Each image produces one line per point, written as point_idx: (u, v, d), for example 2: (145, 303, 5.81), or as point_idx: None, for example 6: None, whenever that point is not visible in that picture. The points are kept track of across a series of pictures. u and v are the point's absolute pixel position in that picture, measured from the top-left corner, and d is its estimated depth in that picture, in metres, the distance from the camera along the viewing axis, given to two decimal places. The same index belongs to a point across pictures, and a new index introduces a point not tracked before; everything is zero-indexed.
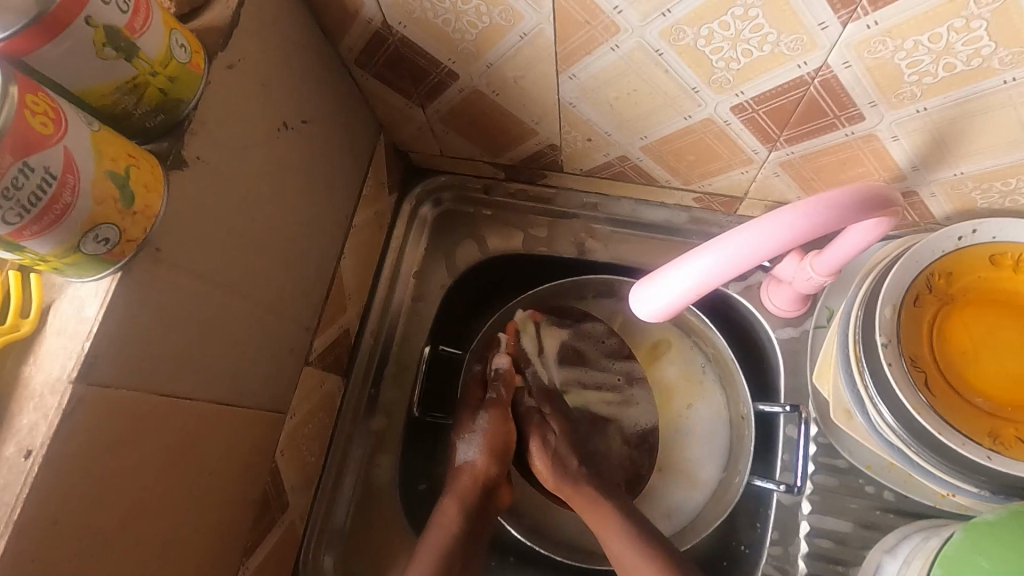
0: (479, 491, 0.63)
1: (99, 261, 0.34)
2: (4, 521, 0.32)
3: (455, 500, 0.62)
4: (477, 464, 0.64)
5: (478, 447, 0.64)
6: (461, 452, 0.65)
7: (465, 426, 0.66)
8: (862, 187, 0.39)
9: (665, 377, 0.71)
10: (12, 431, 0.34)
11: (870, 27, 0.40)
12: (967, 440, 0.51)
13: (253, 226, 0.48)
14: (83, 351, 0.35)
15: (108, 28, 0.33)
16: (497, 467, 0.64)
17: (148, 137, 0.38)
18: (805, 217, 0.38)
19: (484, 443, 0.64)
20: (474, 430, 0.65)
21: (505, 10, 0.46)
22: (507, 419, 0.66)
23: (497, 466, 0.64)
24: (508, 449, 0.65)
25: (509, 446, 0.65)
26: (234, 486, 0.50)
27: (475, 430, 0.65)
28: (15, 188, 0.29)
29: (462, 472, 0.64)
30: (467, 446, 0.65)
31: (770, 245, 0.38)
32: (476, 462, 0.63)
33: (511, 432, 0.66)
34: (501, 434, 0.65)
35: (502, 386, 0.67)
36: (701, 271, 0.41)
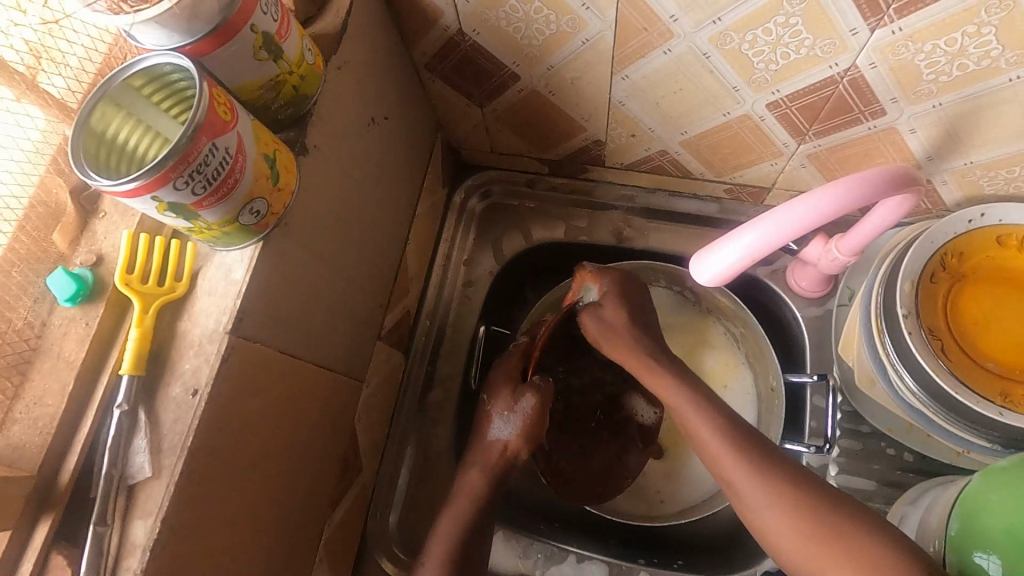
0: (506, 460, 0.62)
1: (249, 231, 0.41)
2: (179, 447, 0.38)
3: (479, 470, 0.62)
4: (511, 442, 0.62)
5: (516, 426, 0.62)
6: (496, 429, 0.63)
7: (502, 402, 0.64)
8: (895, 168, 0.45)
9: (701, 359, 0.77)
10: (177, 375, 0.40)
11: (895, 33, 0.46)
12: (980, 399, 0.57)
13: (347, 209, 0.54)
14: (235, 307, 0.41)
15: (265, 34, 0.39)
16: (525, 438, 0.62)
17: (278, 127, 0.45)
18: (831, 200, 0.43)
19: (521, 424, 0.62)
20: (515, 410, 0.62)
21: (572, 18, 0.52)
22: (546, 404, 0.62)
23: (525, 448, 0.63)
24: (536, 426, 0.63)
25: (544, 424, 0.63)
26: (326, 442, 0.56)
27: (519, 409, 0.62)
28: (204, 165, 0.35)
29: (496, 446, 0.63)
30: (504, 424, 0.63)
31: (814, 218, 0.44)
32: (512, 439, 0.62)
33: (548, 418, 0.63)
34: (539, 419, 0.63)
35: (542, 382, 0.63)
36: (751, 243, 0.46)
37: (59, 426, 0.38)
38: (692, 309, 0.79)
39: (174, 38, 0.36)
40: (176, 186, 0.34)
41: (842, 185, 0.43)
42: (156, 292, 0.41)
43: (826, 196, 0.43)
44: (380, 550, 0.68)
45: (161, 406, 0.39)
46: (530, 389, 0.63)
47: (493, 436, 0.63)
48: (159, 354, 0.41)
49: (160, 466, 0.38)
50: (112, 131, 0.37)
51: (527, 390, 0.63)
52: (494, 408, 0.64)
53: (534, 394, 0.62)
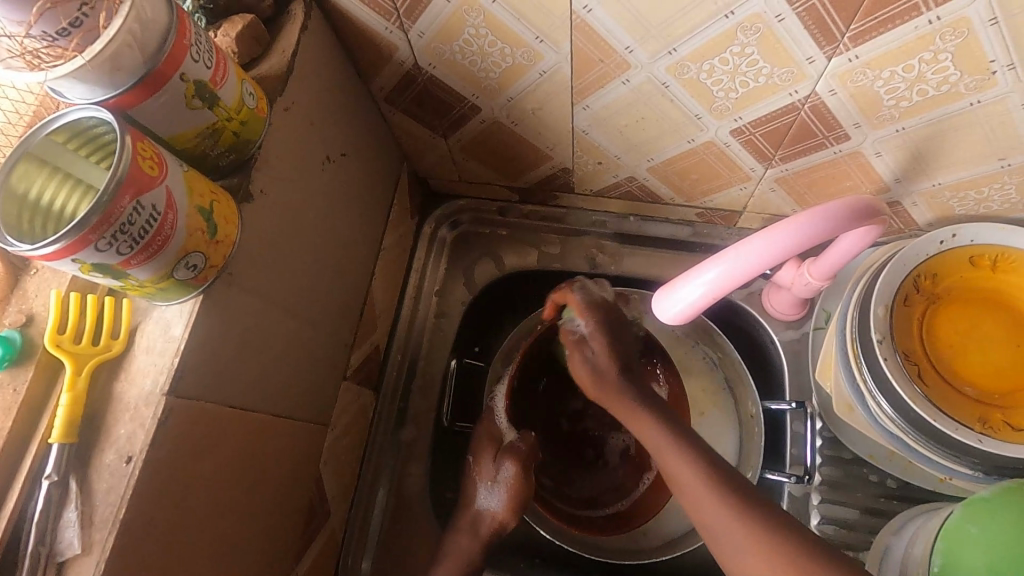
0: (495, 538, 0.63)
1: (187, 286, 0.39)
2: (112, 520, 0.36)
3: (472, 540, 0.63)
4: (500, 512, 0.63)
5: (502, 496, 0.64)
6: (483, 499, 0.65)
7: (486, 473, 0.65)
8: (856, 200, 0.43)
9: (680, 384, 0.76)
10: (111, 441, 0.38)
11: (852, 60, 0.45)
12: (959, 425, 0.55)
13: (302, 251, 0.52)
14: (173, 366, 0.39)
15: (197, 82, 0.37)
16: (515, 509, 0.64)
17: (220, 174, 0.43)
18: (788, 236, 0.42)
19: (507, 496, 0.63)
20: (497, 480, 0.64)
21: (527, 51, 0.51)
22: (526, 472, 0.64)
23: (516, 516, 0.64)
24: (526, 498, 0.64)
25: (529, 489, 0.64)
26: (286, 493, 0.54)
27: (500, 481, 0.64)
28: (129, 224, 0.33)
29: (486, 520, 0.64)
30: (490, 494, 0.64)
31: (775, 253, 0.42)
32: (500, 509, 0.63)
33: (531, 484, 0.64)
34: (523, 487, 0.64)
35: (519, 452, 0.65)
36: (712, 279, 0.45)
37: None
38: (669, 334, 0.77)
39: (97, 92, 0.34)
40: (98, 247, 0.32)
41: (798, 221, 0.42)
42: (90, 351, 0.39)
43: (782, 232, 0.42)
44: None
45: (94, 475, 0.37)
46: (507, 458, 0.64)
47: (479, 508, 0.65)
48: (94, 418, 0.39)
49: (91, 541, 0.36)
50: (34, 189, 0.35)
51: (505, 458, 0.64)
52: (478, 480, 0.65)
53: (513, 464, 0.63)
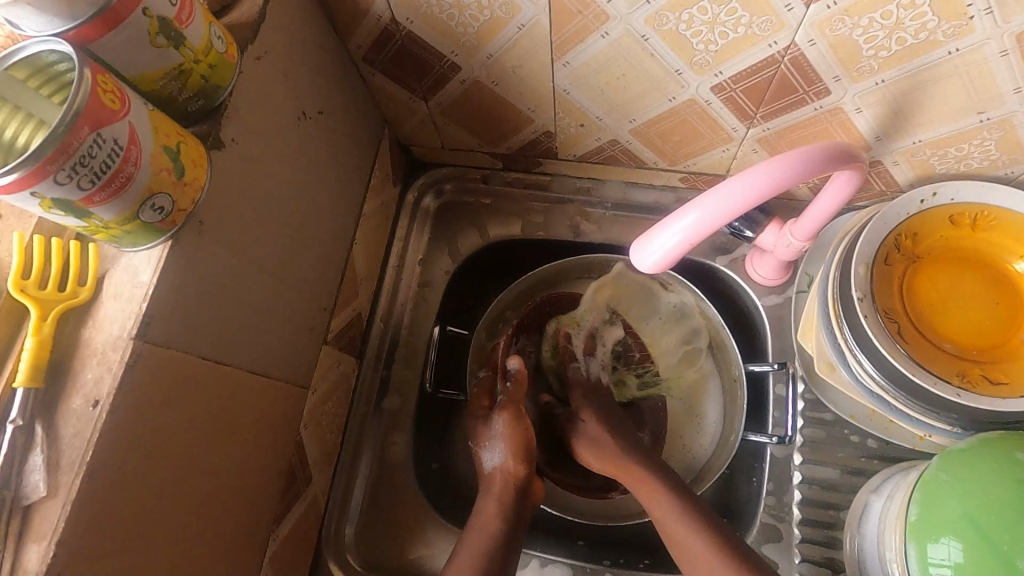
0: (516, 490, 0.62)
1: (154, 229, 0.38)
2: (78, 463, 0.35)
3: (494, 502, 0.61)
4: (506, 464, 0.62)
5: (502, 450, 0.63)
6: (487, 461, 0.64)
7: (482, 438, 0.65)
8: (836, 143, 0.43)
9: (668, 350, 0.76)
10: (78, 386, 0.37)
11: (830, 7, 0.45)
12: (938, 380, 0.56)
13: (277, 207, 0.51)
14: (140, 311, 0.38)
15: (161, 18, 0.37)
16: (528, 459, 0.63)
17: (189, 121, 0.42)
18: (763, 177, 0.41)
19: (507, 447, 0.63)
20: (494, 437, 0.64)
21: (505, 3, 0.51)
22: (519, 414, 0.64)
23: (524, 463, 0.62)
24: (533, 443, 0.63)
25: (530, 436, 0.64)
26: (265, 454, 0.54)
27: (494, 436, 0.64)
28: (89, 158, 0.32)
29: (496, 479, 0.62)
30: (493, 453, 0.64)
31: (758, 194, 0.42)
32: (504, 463, 0.62)
33: (529, 426, 0.64)
34: (520, 432, 0.63)
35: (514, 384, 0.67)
36: (693, 223, 0.44)
37: None
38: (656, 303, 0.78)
39: (55, 23, 0.34)
40: (57, 179, 0.32)
41: (773, 163, 0.42)
42: (57, 297, 0.38)
43: (757, 173, 0.41)
44: (335, 564, 0.65)
45: (60, 420, 0.37)
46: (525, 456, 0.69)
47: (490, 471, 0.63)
48: (61, 365, 0.38)
49: (57, 484, 0.35)
50: None
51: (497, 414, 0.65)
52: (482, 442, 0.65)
53: (506, 415, 0.64)
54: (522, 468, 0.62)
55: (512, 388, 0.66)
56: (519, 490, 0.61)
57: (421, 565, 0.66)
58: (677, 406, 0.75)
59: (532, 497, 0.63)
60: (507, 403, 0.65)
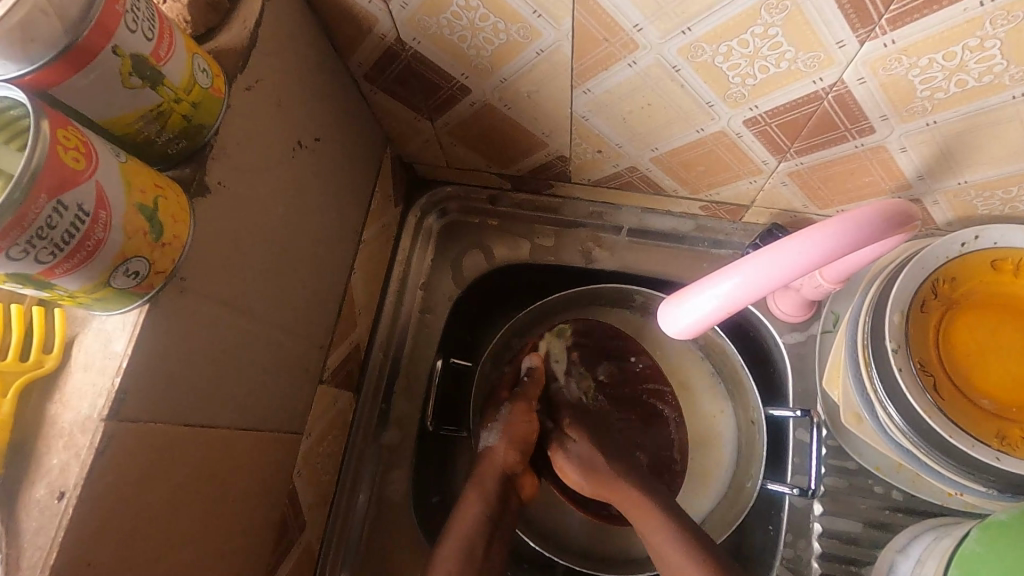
0: (505, 480, 0.62)
1: (128, 295, 0.34)
2: (40, 566, 0.31)
3: (478, 492, 0.60)
4: (498, 448, 0.63)
5: (496, 435, 0.64)
6: (483, 439, 0.65)
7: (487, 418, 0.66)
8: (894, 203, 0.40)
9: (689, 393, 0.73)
10: (42, 472, 0.33)
11: (887, 46, 0.40)
12: (976, 442, 0.52)
13: (269, 248, 0.47)
14: (114, 387, 0.34)
15: (134, 56, 0.32)
16: (523, 454, 0.63)
17: (168, 164, 0.38)
18: (811, 246, 0.39)
19: (506, 431, 0.64)
20: (496, 421, 0.65)
21: (523, 27, 0.46)
22: (529, 407, 0.65)
23: (518, 452, 0.63)
24: (533, 440, 0.64)
25: (532, 431, 0.64)
26: (255, 511, 0.50)
27: (499, 419, 0.65)
28: (49, 228, 0.28)
29: (486, 458, 0.63)
30: (489, 433, 0.65)
31: (807, 257, 0.39)
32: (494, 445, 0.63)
33: (534, 422, 0.65)
34: (524, 424, 0.64)
35: (533, 380, 0.67)
36: (731, 288, 0.42)
37: None
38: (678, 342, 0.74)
39: (10, 66, 0.29)
40: (10, 255, 0.27)
41: (822, 228, 0.39)
42: (17, 369, 0.34)
43: (801, 241, 0.39)
44: None
45: (23, 512, 0.33)
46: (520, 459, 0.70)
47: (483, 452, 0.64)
48: (24, 446, 0.34)
49: None
50: None
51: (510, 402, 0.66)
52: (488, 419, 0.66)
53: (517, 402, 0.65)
54: (513, 456, 0.63)
55: (530, 380, 0.67)
56: (502, 476, 0.61)
57: None
58: (696, 451, 0.71)
59: (519, 490, 0.63)
60: (524, 394, 0.66)
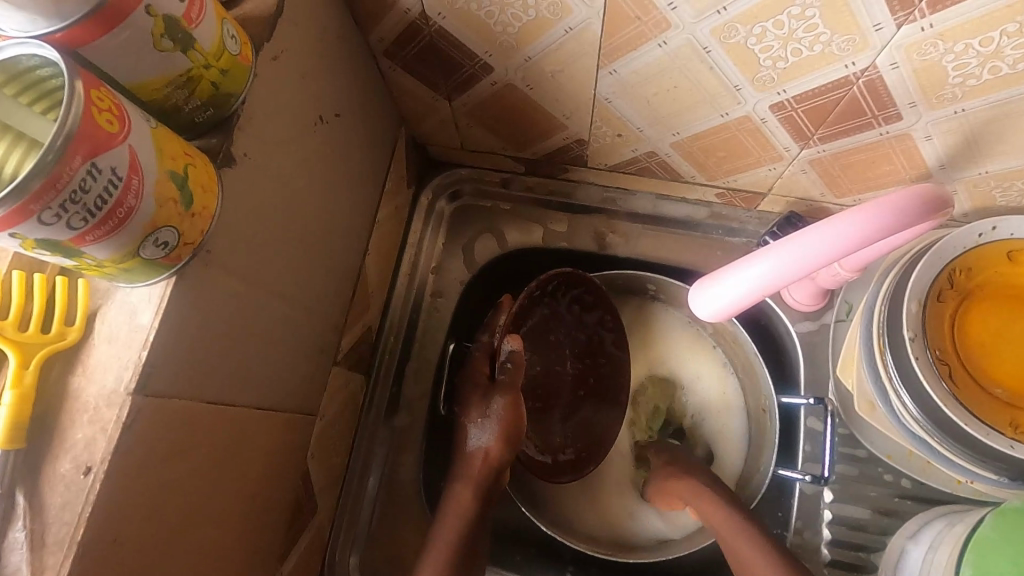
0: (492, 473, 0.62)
1: (156, 266, 0.33)
2: (67, 542, 0.30)
3: (468, 485, 0.61)
4: (491, 448, 0.62)
5: (492, 430, 0.62)
6: (473, 438, 0.63)
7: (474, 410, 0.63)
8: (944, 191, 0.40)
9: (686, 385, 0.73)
10: (66, 447, 0.32)
11: (925, 30, 0.40)
12: (991, 430, 0.52)
13: (290, 224, 0.46)
14: (140, 361, 0.33)
15: (167, 17, 0.31)
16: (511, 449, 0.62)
17: (194, 133, 0.36)
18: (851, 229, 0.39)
19: (498, 429, 0.62)
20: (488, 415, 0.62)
21: (554, 4, 0.45)
22: (518, 404, 0.62)
23: (509, 450, 0.62)
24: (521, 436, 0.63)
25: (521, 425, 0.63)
26: (271, 491, 0.49)
27: (491, 415, 0.63)
28: (82, 192, 0.27)
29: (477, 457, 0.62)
30: (480, 431, 0.63)
31: (845, 241, 0.39)
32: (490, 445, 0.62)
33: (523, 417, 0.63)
34: (513, 420, 0.62)
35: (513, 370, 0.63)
36: (766, 271, 0.43)
37: None
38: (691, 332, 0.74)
39: (39, 23, 0.27)
40: (42, 220, 0.26)
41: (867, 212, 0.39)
42: (40, 341, 0.33)
43: (841, 224, 0.40)
44: None
45: (46, 487, 0.32)
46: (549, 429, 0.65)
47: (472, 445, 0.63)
48: (47, 420, 0.33)
49: (43, 566, 0.30)
50: None
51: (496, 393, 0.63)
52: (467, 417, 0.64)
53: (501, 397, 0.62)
54: (502, 453, 0.62)
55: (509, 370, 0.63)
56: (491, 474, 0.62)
57: None
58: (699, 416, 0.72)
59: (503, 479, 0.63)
60: (511, 385, 0.62)
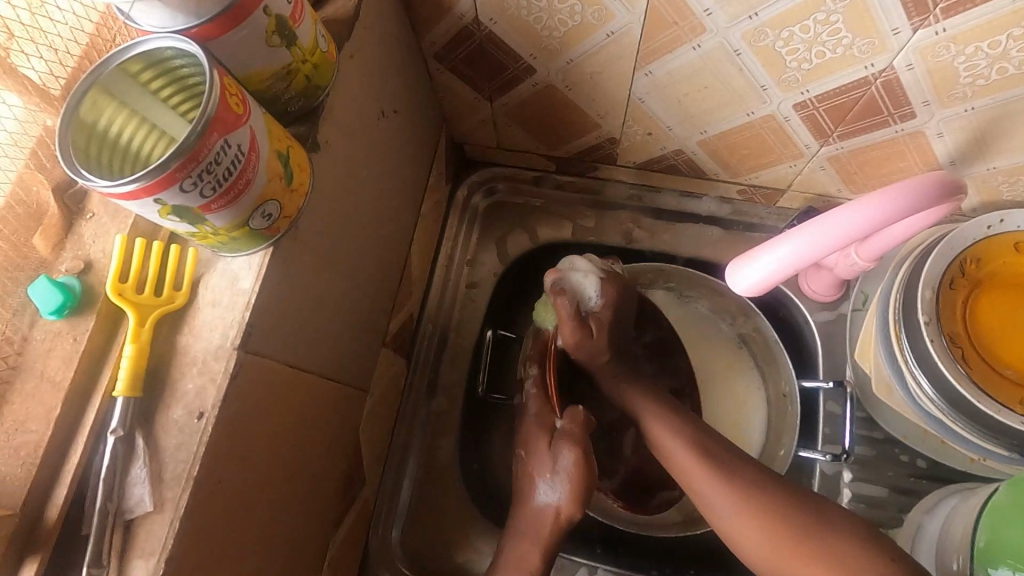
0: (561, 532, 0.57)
1: (259, 236, 0.37)
2: (184, 478, 0.34)
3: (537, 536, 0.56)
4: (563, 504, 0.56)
5: (563, 488, 0.56)
6: (541, 493, 0.57)
7: (542, 464, 0.57)
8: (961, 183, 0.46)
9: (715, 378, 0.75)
10: (178, 395, 0.36)
11: (938, 34, 0.44)
12: (1003, 407, 0.55)
13: (356, 209, 0.50)
14: (243, 320, 0.37)
15: (278, 17, 0.35)
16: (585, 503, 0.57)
17: (287, 121, 0.41)
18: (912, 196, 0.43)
19: (568, 487, 0.56)
20: (557, 469, 0.56)
21: (599, 10, 0.49)
22: (588, 456, 0.56)
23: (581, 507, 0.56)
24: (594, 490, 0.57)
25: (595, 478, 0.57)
26: (330, 458, 0.53)
27: (559, 470, 0.56)
28: (215, 164, 0.31)
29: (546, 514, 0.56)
30: (550, 488, 0.56)
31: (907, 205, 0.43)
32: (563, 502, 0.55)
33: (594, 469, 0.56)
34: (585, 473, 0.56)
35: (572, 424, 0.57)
36: (835, 228, 0.45)
37: (45, 456, 0.34)
38: (717, 324, 0.77)
39: (179, 19, 0.32)
40: (183, 187, 0.30)
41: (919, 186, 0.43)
42: (153, 303, 0.37)
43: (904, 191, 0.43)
44: (383, 566, 0.65)
45: (160, 431, 0.36)
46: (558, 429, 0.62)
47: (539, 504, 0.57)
48: (157, 374, 0.37)
49: (163, 498, 0.34)
50: (103, 123, 0.33)
51: (562, 444, 0.56)
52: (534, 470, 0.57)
53: (574, 452, 0.55)
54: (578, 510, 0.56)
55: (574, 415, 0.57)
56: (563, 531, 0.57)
57: (468, 568, 0.66)
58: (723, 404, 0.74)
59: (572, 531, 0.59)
60: (577, 437, 0.56)
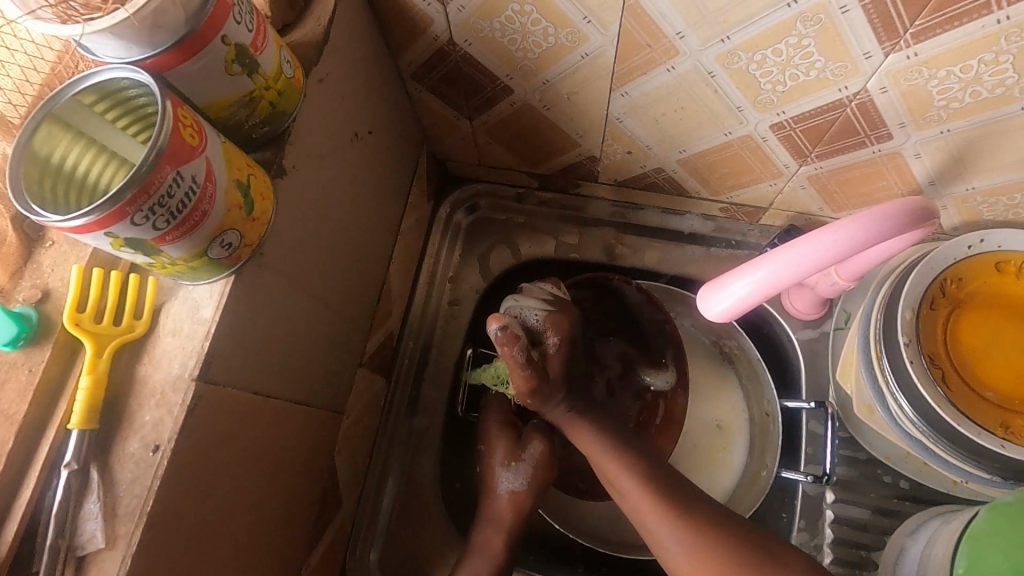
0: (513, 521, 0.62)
1: (220, 265, 0.36)
2: (138, 513, 0.34)
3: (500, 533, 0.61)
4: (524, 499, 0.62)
5: (527, 474, 0.62)
6: (503, 481, 0.62)
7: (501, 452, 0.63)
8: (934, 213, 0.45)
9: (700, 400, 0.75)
10: (135, 427, 0.36)
11: (909, 58, 0.44)
12: (983, 430, 0.55)
13: (328, 231, 0.50)
14: (202, 351, 0.36)
15: (238, 46, 0.35)
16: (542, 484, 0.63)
17: (251, 147, 0.40)
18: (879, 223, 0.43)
19: (531, 473, 0.62)
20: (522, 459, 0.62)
21: (572, 32, 0.49)
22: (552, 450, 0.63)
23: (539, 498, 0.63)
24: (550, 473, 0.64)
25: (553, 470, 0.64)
26: (301, 484, 0.52)
27: (527, 458, 0.62)
28: (168, 197, 0.31)
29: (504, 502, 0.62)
30: (512, 475, 0.62)
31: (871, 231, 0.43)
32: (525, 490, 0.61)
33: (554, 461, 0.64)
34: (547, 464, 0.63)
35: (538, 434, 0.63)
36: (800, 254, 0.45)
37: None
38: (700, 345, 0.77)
39: (134, 50, 0.32)
40: (134, 221, 0.30)
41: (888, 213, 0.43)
42: (111, 333, 0.36)
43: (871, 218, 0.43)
44: None
45: (116, 464, 0.35)
46: (535, 436, 0.63)
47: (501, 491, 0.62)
48: (114, 406, 0.36)
49: (116, 535, 0.33)
50: (57, 156, 0.32)
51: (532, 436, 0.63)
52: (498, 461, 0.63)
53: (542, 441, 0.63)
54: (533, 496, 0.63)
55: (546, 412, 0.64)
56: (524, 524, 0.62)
57: None
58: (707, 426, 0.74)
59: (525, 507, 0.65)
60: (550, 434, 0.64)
